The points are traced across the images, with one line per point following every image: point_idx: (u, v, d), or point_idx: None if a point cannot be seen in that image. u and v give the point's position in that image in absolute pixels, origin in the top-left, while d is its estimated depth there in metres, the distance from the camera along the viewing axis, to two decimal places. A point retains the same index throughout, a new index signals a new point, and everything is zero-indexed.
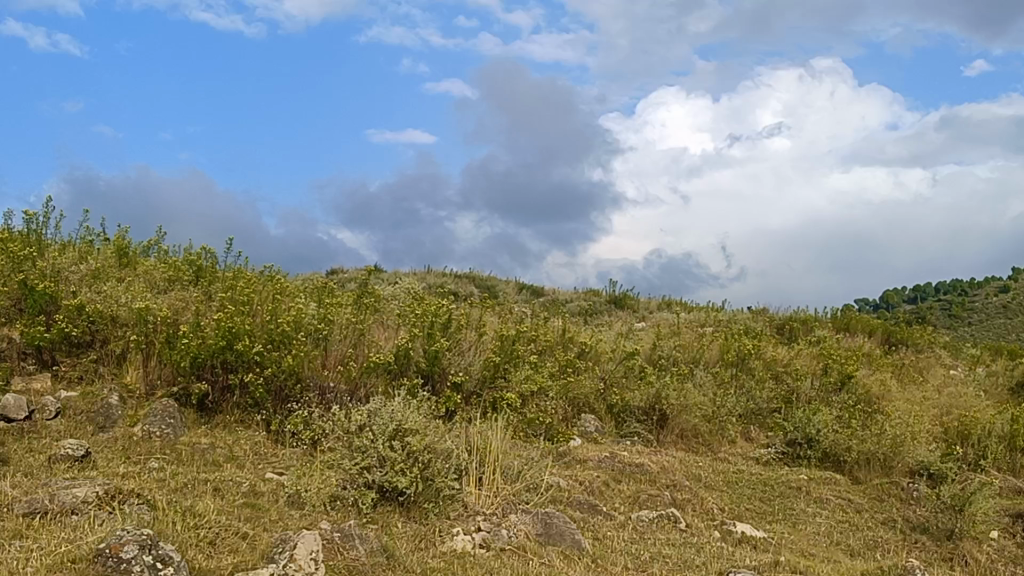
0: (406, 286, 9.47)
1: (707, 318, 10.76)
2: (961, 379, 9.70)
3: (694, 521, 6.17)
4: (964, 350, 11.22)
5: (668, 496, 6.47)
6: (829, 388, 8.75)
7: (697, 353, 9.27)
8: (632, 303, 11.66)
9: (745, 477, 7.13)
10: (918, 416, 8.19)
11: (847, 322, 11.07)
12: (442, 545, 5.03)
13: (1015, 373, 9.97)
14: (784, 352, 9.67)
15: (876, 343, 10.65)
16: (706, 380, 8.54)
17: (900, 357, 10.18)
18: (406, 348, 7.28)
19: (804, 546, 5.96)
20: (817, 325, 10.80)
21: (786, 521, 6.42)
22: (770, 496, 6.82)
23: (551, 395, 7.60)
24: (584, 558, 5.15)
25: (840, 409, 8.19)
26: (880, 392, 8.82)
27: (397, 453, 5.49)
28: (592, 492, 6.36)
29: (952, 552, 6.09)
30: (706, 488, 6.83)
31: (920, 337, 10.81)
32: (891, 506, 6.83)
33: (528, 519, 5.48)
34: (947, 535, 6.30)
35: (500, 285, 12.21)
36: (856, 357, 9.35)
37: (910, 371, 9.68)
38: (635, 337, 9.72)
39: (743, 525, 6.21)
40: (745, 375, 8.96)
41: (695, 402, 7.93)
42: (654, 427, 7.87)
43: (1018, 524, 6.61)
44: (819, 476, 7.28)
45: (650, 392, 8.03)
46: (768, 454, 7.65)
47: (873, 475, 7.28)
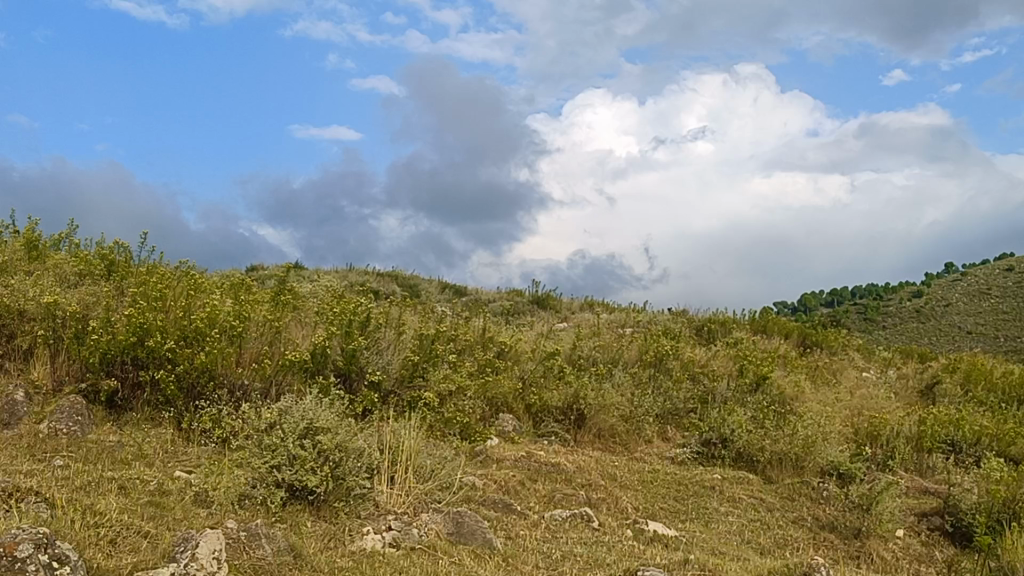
0: (326, 283, 9.41)
1: (627, 319, 10.84)
2: (873, 381, 9.89)
3: (607, 520, 6.20)
4: (877, 353, 11.45)
5: (583, 496, 6.49)
6: (745, 389, 8.87)
7: (616, 354, 9.33)
8: (554, 303, 11.70)
9: (660, 476, 7.18)
10: (830, 418, 8.32)
11: (765, 323, 11.23)
12: (351, 544, 4.99)
13: (925, 376, 10.19)
14: (702, 353, 9.77)
15: (792, 346, 10.82)
16: (624, 381, 8.60)
17: (815, 359, 10.35)
18: (323, 346, 7.24)
19: (715, 545, 6.03)
20: (735, 327, 10.94)
21: (698, 520, 6.48)
22: (683, 496, 6.88)
23: (469, 394, 7.59)
24: (495, 557, 5.14)
25: (754, 409, 8.29)
26: (794, 393, 8.95)
27: (307, 452, 5.46)
28: (506, 492, 6.36)
29: (859, 550, 6.20)
30: (621, 487, 6.86)
31: (835, 341, 11.01)
32: (802, 506, 6.93)
33: (439, 518, 5.47)
34: (855, 534, 6.41)
35: (422, 284, 12.18)
36: (772, 359, 9.49)
37: (824, 373, 9.85)
38: (555, 337, 9.75)
39: (655, 524, 6.26)
40: (663, 375, 9.04)
41: (612, 402, 7.98)
42: (572, 427, 7.89)
43: (924, 522, 6.75)
44: (733, 475, 7.36)
45: (569, 392, 8.07)
46: (683, 453, 7.71)
47: (785, 475, 7.39)
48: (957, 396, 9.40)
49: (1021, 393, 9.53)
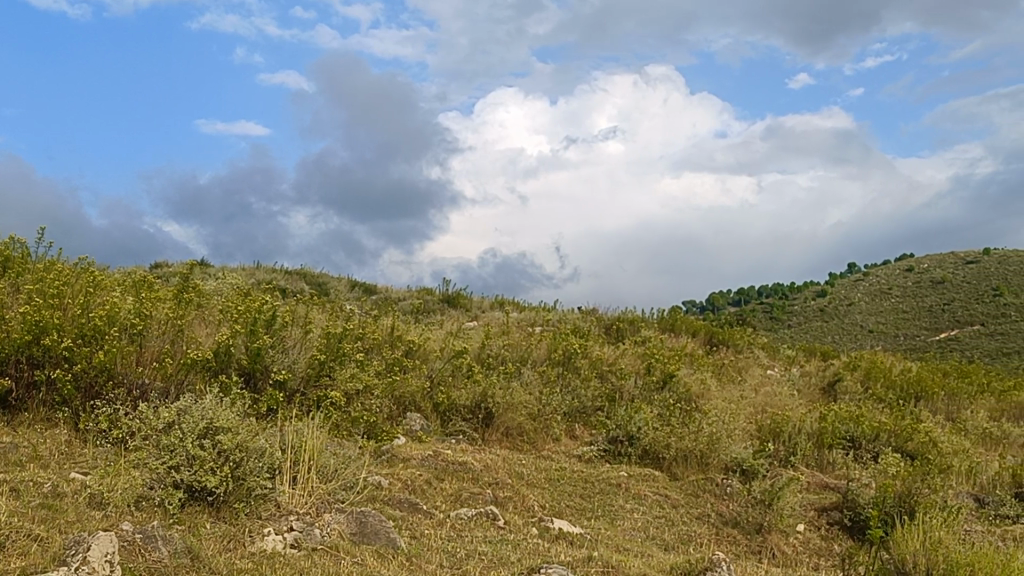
0: (232, 281, 9.26)
1: (537, 317, 10.87)
2: (777, 378, 10.05)
3: (513, 519, 6.20)
4: (782, 351, 11.65)
5: (489, 494, 6.48)
6: (652, 387, 8.95)
7: (525, 352, 9.34)
8: (465, 301, 11.69)
9: (567, 474, 7.21)
10: (735, 415, 8.45)
11: (673, 322, 11.36)
12: (251, 545, 4.91)
13: (827, 373, 10.40)
14: (610, 351, 9.85)
15: (699, 344, 10.95)
16: (532, 380, 8.62)
17: (721, 357, 10.50)
18: (227, 344, 7.12)
19: (620, 542, 6.06)
20: (643, 325, 11.04)
21: (604, 517, 6.52)
22: (590, 493, 6.92)
23: (376, 393, 7.54)
24: (398, 557, 5.11)
25: (661, 407, 8.39)
26: (700, 391, 9.06)
27: (207, 451, 5.36)
28: (413, 491, 6.33)
29: (761, 545, 6.30)
30: (528, 485, 6.87)
31: (741, 339, 11.17)
32: (706, 502, 7.02)
33: (342, 518, 5.41)
34: (757, 529, 6.50)
35: (332, 282, 12.07)
36: (678, 357, 9.60)
37: (729, 371, 10.00)
38: (465, 336, 9.73)
39: (561, 521, 6.27)
40: (571, 373, 9.08)
41: (520, 401, 7.98)
42: (480, 426, 7.88)
43: (823, 517, 6.88)
44: (639, 472, 7.42)
45: (477, 390, 8.07)
46: (591, 451, 7.74)
47: (689, 472, 7.47)
48: (857, 393, 9.62)
49: (917, 390, 9.79)
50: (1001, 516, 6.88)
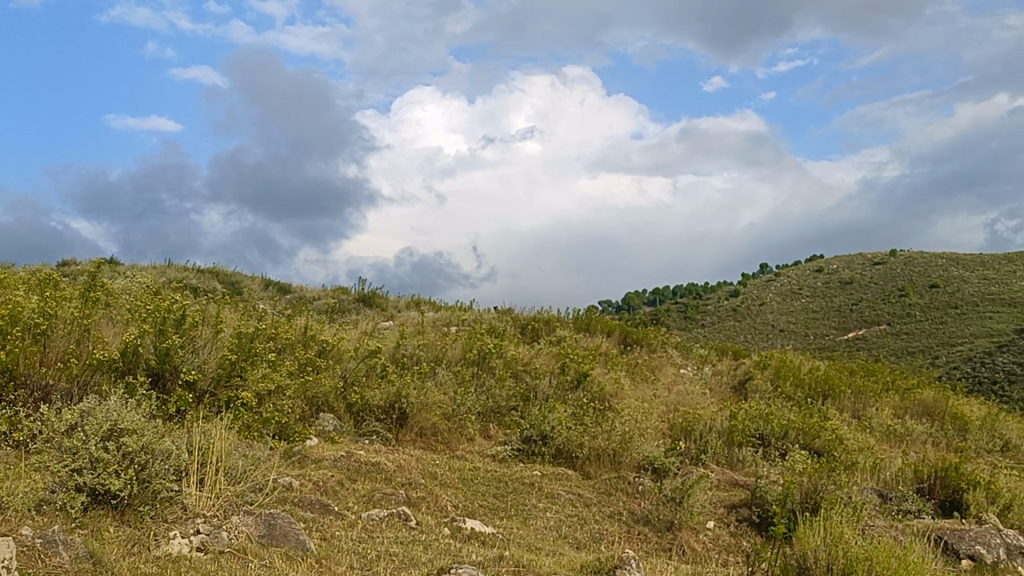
0: (142, 280, 9.10)
1: (453, 317, 10.87)
2: (690, 377, 10.19)
3: (425, 519, 6.18)
4: (695, 350, 11.81)
5: (402, 495, 6.46)
6: (566, 386, 9.01)
7: (440, 352, 9.33)
8: (380, 301, 11.63)
9: (480, 474, 7.21)
10: (647, 414, 8.54)
11: (588, 322, 11.43)
12: (156, 549, 4.82)
13: (738, 372, 10.56)
14: (525, 350, 9.88)
15: (613, 343, 11.04)
16: (447, 379, 8.61)
17: (635, 356, 10.60)
18: (134, 344, 6.99)
19: (532, 541, 6.09)
20: (558, 325, 11.10)
21: (517, 517, 6.53)
22: (503, 493, 6.93)
23: (288, 394, 7.46)
24: (308, 559, 5.06)
25: (574, 406, 8.44)
26: (614, 390, 9.13)
27: (111, 454, 5.25)
28: (324, 492, 6.28)
29: (671, 542, 6.37)
30: (441, 485, 6.86)
31: (654, 338, 11.29)
32: (618, 500, 7.08)
33: (251, 520, 5.35)
34: (667, 526, 6.58)
35: (244, 281, 11.91)
36: (592, 357, 9.67)
37: (643, 370, 10.10)
38: (379, 335, 9.69)
39: (473, 521, 6.27)
40: (486, 373, 9.09)
41: (434, 401, 7.96)
42: (394, 426, 7.85)
43: (732, 514, 6.98)
44: (552, 472, 7.46)
45: (391, 390, 8.03)
46: (505, 450, 7.74)
47: (602, 470, 7.53)
48: (767, 391, 9.79)
49: (825, 388, 10.00)
50: (903, 511, 7.06)
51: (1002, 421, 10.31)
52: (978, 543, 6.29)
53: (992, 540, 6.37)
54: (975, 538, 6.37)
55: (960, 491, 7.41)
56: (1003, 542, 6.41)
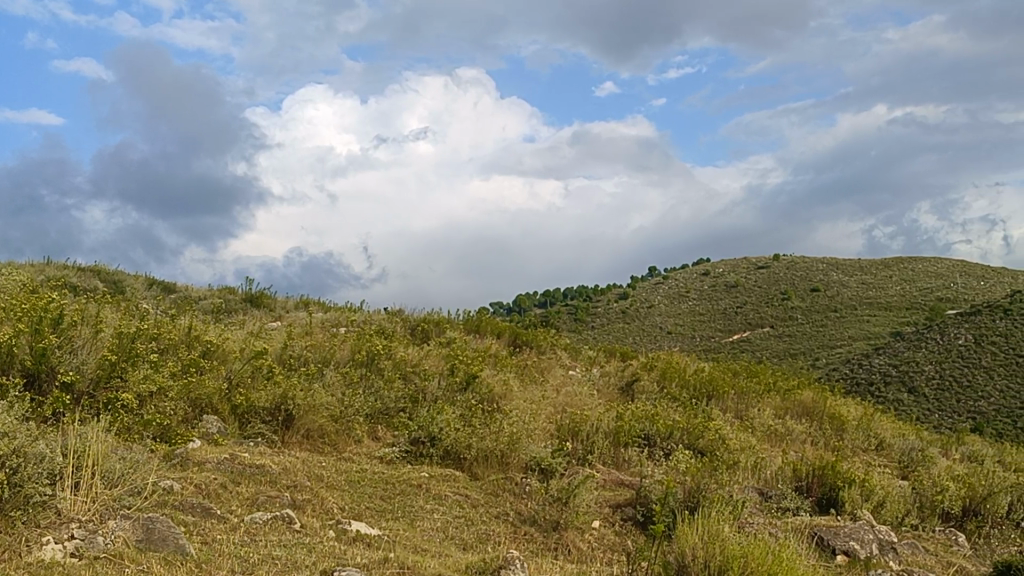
0: (18, 278, 8.82)
1: (341, 318, 10.79)
2: (578, 379, 10.29)
3: (310, 522, 6.12)
4: (583, 351, 11.94)
5: (287, 498, 6.38)
6: (454, 387, 9.02)
7: (327, 354, 9.25)
8: (268, 302, 11.48)
9: (367, 476, 7.16)
10: (534, 415, 8.60)
11: (478, 323, 11.47)
12: (28, 555, 4.68)
13: (625, 374, 10.72)
14: (414, 351, 9.87)
15: (503, 345, 11.09)
16: (334, 381, 8.54)
17: (524, 357, 10.68)
18: (8, 345, 6.77)
19: (417, 542, 6.07)
20: (448, 326, 11.11)
21: (404, 519, 6.50)
22: (390, 495, 6.89)
23: (171, 395, 7.31)
24: (187, 563, 4.96)
25: (463, 407, 8.46)
26: (503, 391, 9.17)
27: None
28: (206, 495, 6.17)
29: (557, 542, 6.42)
30: (327, 487, 6.79)
31: (543, 340, 11.39)
32: (505, 501, 7.11)
33: (128, 525, 5.21)
34: (553, 526, 6.63)
35: (126, 280, 11.64)
36: (481, 358, 9.71)
37: (532, 371, 10.17)
38: (266, 336, 9.56)
39: (358, 523, 6.22)
40: (374, 374, 9.05)
41: (321, 403, 7.89)
42: (280, 427, 7.75)
43: (617, 513, 7.08)
44: (440, 473, 7.45)
45: (277, 392, 7.94)
46: (392, 452, 7.70)
47: (490, 471, 7.55)
48: (653, 392, 9.95)
49: (709, 389, 10.21)
50: (782, 509, 7.24)
51: (877, 421, 10.67)
52: (852, 539, 6.49)
53: (865, 535, 6.58)
54: (849, 534, 6.57)
55: (836, 488, 7.65)
56: (875, 537, 6.63)
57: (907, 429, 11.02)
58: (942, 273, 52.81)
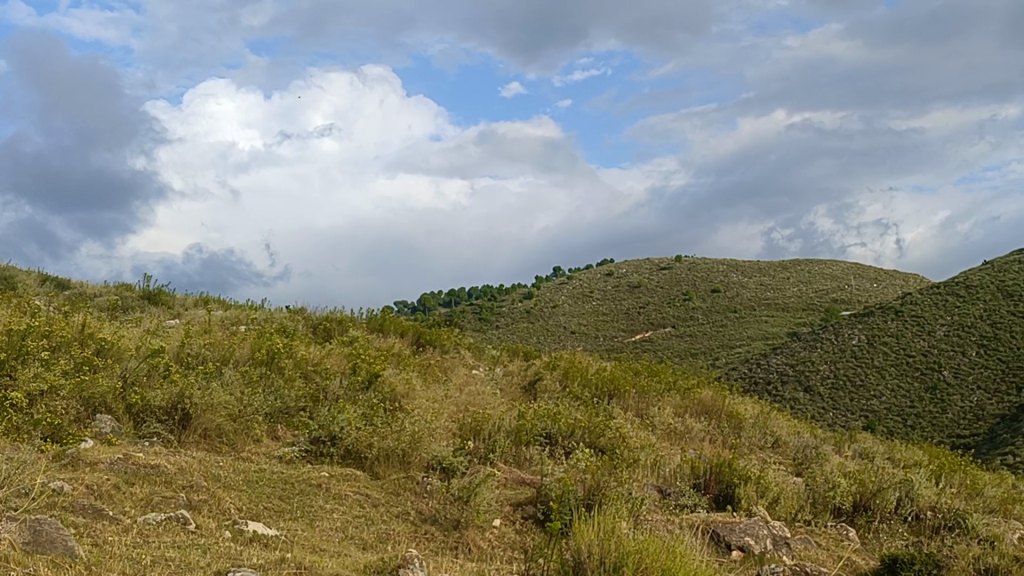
0: None
1: (242, 316, 10.64)
2: (481, 378, 10.30)
3: (206, 522, 6.01)
4: (487, 351, 11.95)
5: (182, 498, 6.26)
6: (356, 387, 8.96)
7: (227, 352, 9.12)
8: (167, 299, 11.27)
9: (265, 476, 7.07)
10: (436, 414, 8.59)
11: (381, 323, 11.41)
12: None
13: (528, 373, 10.76)
14: (316, 350, 9.78)
15: (406, 344, 11.05)
16: (233, 380, 8.41)
17: (427, 357, 10.64)
18: None
19: (316, 542, 6.02)
20: (351, 325, 11.02)
21: (303, 519, 6.43)
22: (289, 494, 6.81)
23: (62, 394, 7.14)
24: (76, 566, 4.84)
25: (364, 406, 8.41)
26: (405, 390, 9.13)
27: None
28: (98, 496, 6.02)
29: (458, 541, 6.43)
30: (224, 487, 6.68)
31: (447, 339, 11.37)
32: (406, 500, 7.08)
33: (13, 527, 5.05)
34: (454, 525, 6.64)
35: (18, 276, 11.32)
36: (384, 358, 9.67)
37: (435, 370, 10.15)
38: (163, 334, 9.39)
39: (254, 524, 6.14)
40: (274, 373, 8.94)
41: (219, 402, 7.76)
42: (176, 427, 7.59)
43: (518, 511, 7.11)
44: (340, 472, 7.39)
45: (173, 391, 7.80)
46: (292, 451, 7.60)
47: (391, 471, 7.52)
48: (556, 391, 10.01)
49: (610, 388, 10.32)
50: (680, 506, 7.35)
51: (773, 420, 10.89)
52: (747, 534, 6.62)
53: (759, 531, 6.72)
54: (745, 530, 6.69)
55: (732, 486, 7.81)
56: (769, 533, 6.77)
57: (802, 427, 11.27)
58: (839, 275, 54.15)
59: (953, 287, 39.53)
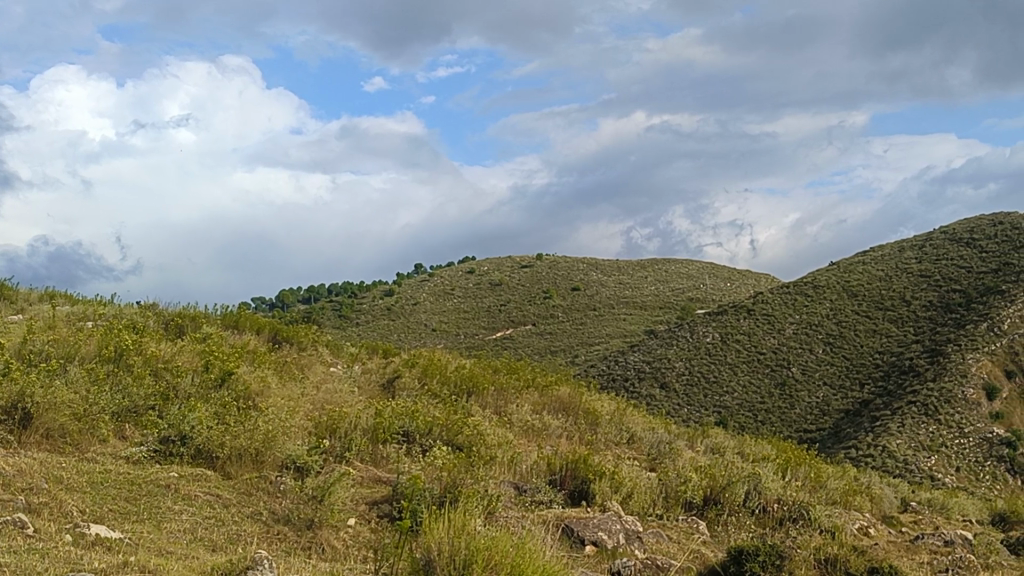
0: None
1: (89, 312, 10.29)
2: (338, 375, 10.21)
3: (45, 526, 5.77)
4: (345, 347, 11.84)
5: (21, 501, 6.00)
6: (208, 384, 8.78)
7: (73, 349, 8.81)
8: (9, 294, 10.82)
9: (111, 477, 6.84)
10: (292, 412, 8.45)
11: (236, 319, 11.21)
12: None
13: (386, 370, 10.71)
14: (167, 347, 9.53)
15: (263, 340, 10.88)
16: (79, 378, 8.13)
17: (285, 354, 10.46)
18: None
19: (162, 545, 5.85)
20: (204, 321, 10.79)
21: (149, 521, 6.24)
22: (135, 496, 6.60)
23: None
24: None
25: (216, 404, 8.22)
26: (259, 388, 8.97)
27: None
28: None
29: (311, 541, 6.34)
30: (66, 490, 6.43)
31: (304, 336, 11.24)
32: (258, 500, 6.94)
33: None
34: (308, 525, 6.55)
35: None
36: (238, 355, 9.49)
37: (291, 368, 9.98)
38: (4, 329, 9.01)
39: (97, 526, 5.93)
40: (123, 371, 8.68)
41: (62, 401, 7.48)
42: (15, 427, 7.27)
43: (373, 510, 7.06)
44: (190, 472, 7.20)
45: (13, 390, 7.48)
46: (140, 451, 7.37)
47: (243, 470, 7.37)
48: (414, 389, 9.99)
49: (469, 386, 10.34)
50: (536, 502, 7.40)
51: (628, 416, 11.11)
52: (601, 530, 6.70)
53: (612, 525, 6.81)
54: (598, 525, 6.77)
55: (587, 481, 7.91)
56: (623, 528, 6.88)
57: (657, 423, 11.50)
58: (696, 275, 55.49)
59: (802, 287, 40.96)
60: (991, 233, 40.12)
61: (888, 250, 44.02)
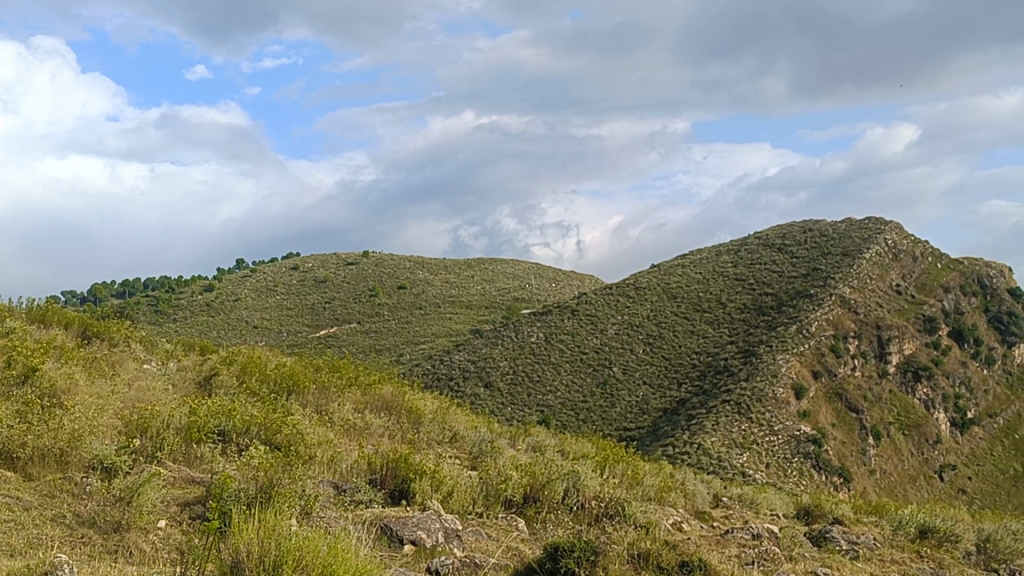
0: None
1: None
2: (152, 372, 9.86)
3: None
4: (160, 344, 11.45)
5: None
6: (10, 382, 8.33)
7: None
8: None
9: None
10: (100, 410, 8.11)
11: (43, 314, 10.70)
12: None
13: (203, 368, 10.40)
14: None
15: (71, 336, 10.41)
16: None
17: (94, 350, 10.03)
18: None
19: None
20: (7, 316, 10.24)
21: None
22: None
23: None
24: None
25: (18, 403, 7.81)
26: (66, 385, 8.57)
27: None
28: None
29: (118, 544, 6.08)
30: None
31: (116, 332, 10.82)
32: (61, 502, 6.62)
33: None
34: (114, 527, 6.29)
35: None
36: (43, 352, 9.04)
37: (101, 365, 9.58)
38: None
39: None
40: None
41: None
42: None
43: (185, 512, 6.84)
44: None
45: None
46: None
47: (46, 471, 7.01)
48: (232, 387, 9.73)
49: (289, 385, 10.16)
50: (356, 501, 7.31)
51: (450, 415, 11.11)
52: (420, 529, 6.66)
53: (431, 524, 6.78)
54: (417, 524, 6.73)
55: (407, 481, 7.86)
56: (442, 526, 6.86)
57: (479, 421, 11.54)
58: (523, 275, 56.12)
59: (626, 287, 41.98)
60: (802, 240, 42.06)
61: (708, 254, 45.57)
